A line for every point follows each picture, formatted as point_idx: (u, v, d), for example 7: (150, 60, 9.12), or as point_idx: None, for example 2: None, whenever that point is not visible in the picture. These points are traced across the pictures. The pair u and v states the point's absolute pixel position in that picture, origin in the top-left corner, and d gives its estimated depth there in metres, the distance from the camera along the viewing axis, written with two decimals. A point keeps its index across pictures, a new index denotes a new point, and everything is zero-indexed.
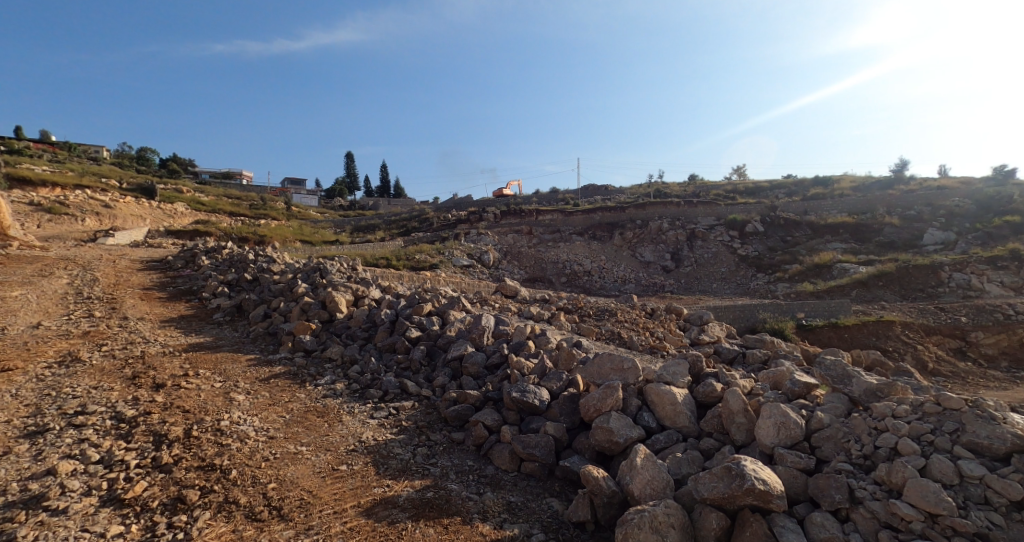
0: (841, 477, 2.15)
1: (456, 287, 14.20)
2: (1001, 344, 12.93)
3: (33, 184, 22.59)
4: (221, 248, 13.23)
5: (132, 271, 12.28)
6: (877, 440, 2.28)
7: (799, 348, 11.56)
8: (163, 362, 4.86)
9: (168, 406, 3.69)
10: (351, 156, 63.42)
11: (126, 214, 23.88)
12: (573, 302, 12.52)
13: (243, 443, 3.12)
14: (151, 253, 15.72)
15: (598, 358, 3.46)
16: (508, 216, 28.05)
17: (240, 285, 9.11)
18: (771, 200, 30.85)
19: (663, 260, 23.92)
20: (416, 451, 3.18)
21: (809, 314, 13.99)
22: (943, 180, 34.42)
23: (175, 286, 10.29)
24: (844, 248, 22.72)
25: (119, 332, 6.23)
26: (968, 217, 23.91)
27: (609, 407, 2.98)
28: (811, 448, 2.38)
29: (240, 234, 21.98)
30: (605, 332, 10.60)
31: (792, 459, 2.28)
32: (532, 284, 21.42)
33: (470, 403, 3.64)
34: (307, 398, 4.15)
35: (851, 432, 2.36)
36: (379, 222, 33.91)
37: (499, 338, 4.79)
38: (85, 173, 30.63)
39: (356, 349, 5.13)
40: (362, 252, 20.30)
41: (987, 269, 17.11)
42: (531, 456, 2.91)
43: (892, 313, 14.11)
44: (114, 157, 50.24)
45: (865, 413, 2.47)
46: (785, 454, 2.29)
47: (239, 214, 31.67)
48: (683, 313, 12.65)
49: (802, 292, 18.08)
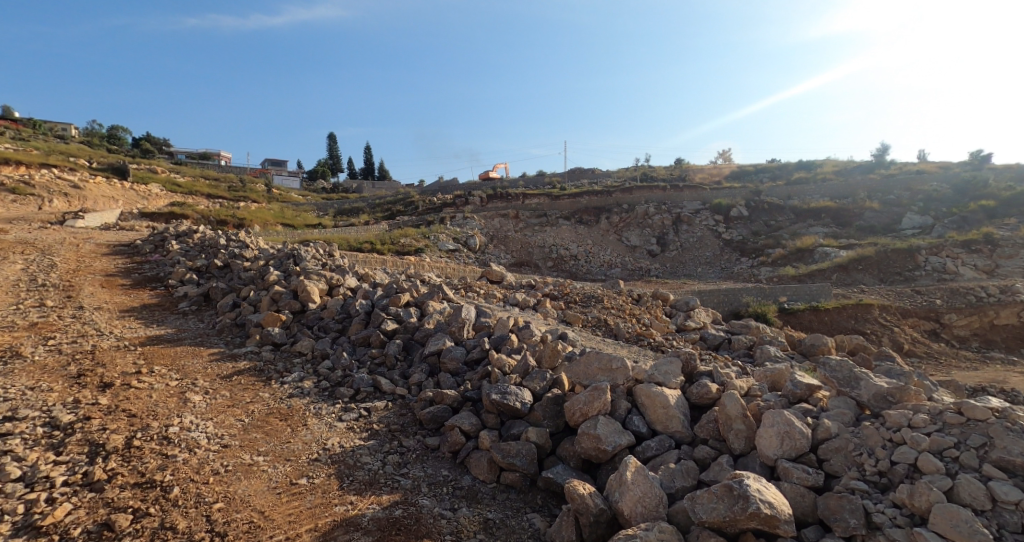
0: (856, 499, 1.95)
1: (440, 273, 13.91)
2: (974, 326, 13.12)
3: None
4: (193, 232, 12.71)
5: (98, 256, 11.74)
6: (893, 455, 2.09)
7: (784, 333, 11.53)
8: (115, 358, 4.51)
9: (112, 410, 3.38)
10: (333, 136, 61.97)
11: (97, 195, 23.04)
12: (559, 288, 12.31)
13: (191, 453, 2.84)
14: (121, 237, 15.09)
15: (585, 355, 3.18)
16: (494, 200, 27.64)
17: (210, 271, 8.72)
18: (756, 185, 30.92)
19: (649, 244, 23.83)
20: (387, 460, 2.92)
21: (791, 298, 14.03)
22: (922, 164, 34.82)
23: (142, 273, 9.81)
24: (826, 232, 22.85)
25: (70, 323, 5.83)
26: (945, 201, 24.18)
27: (596, 411, 2.74)
28: (819, 461, 2.18)
29: (217, 217, 21.33)
30: (591, 318, 10.42)
31: (799, 475, 2.07)
32: (518, 269, 21.19)
33: (447, 403, 3.38)
34: (271, 397, 3.86)
35: (864, 445, 2.17)
36: (362, 205, 33.25)
37: (480, 332, 4.52)
38: (53, 152, 29.41)
39: (328, 343, 4.84)
40: (344, 236, 19.86)
41: (962, 253, 17.31)
42: (511, 466, 2.66)
43: (871, 296, 14.20)
44: (85, 136, 48.38)
45: (879, 423, 2.28)
46: (791, 470, 2.08)
47: (216, 196, 30.78)
48: (669, 299, 12.57)
49: (784, 276, 18.15)
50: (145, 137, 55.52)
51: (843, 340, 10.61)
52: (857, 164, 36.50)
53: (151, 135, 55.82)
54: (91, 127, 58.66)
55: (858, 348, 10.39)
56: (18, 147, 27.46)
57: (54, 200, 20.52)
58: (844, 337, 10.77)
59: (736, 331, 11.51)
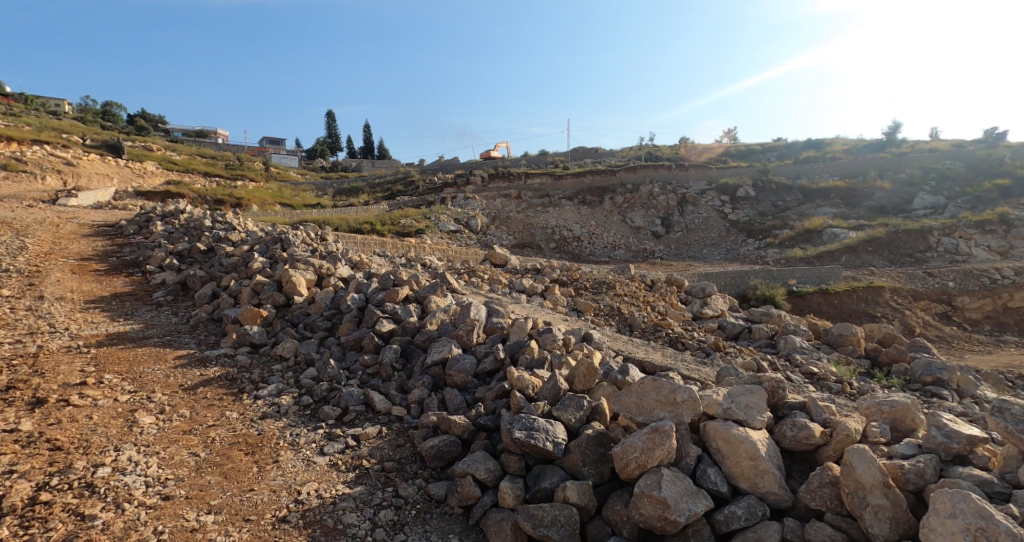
0: None
1: (441, 255, 13.23)
2: (986, 309, 12.54)
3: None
4: (180, 212, 11.94)
5: (78, 238, 11.00)
6: None
7: (805, 321, 10.83)
8: (59, 364, 3.80)
9: (32, 440, 2.67)
10: (332, 114, 60.62)
11: (91, 172, 22.19)
12: (567, 273, 11.58)
13: (118, 512, 2.13)
14: (108, 217, 14.32)
15: (637, 382, 2.41)
16: (496, 179, 26.69)
17: (193, 256, 8.01)
18: (764, 165, 29.96)
19: (654, 225, 23.01)
20: (377, 519, 2.24)
21: (800, 281, 13.36)
22: (933, 142, 33.77)
23: (120, 257, 9.08)
24: (835, 213, 22.04)
25: (23, 317, 5.11)
26: (958, 179, 23.28)
27: (657, 461, 2.02)
28: None
29: (214, 196, 20.54)
30: (604, 306, 9.76)
31: None
32: (521, 250, 20.47)
33: (454, 434, 2.70)
34: (239, 419, 3.15)
35: None
36: (362, 185, 32.31)
37: (492, 335, 3.84)
38: (45, 128, 28.36)
39: (315, 346, 4.18)
40: (344, 216, 19.10)
41: (976, 233, 16.54)
42: (545, 538, 1.99)
43: (882, 279, 13.54)
44: (78, 113, 47.06)
45: None
46: None
47: (213, 174, 29.87)
48: (684, 285, 11.90)
49: (792, 257, 17.41)
50: (140, 115, 54.14)
51: (871, 329, 9.87)
52: (867, 143, 35.32)
53: (146, 112, 54.50)
54: (84, 103, 57.26)
55: (888, 338, 9.64)
56: (9, 123, 26.45)
57: (47, 177, 19.72)
58: (871, 326, 10.07)
59: (755, 320, 10.80)
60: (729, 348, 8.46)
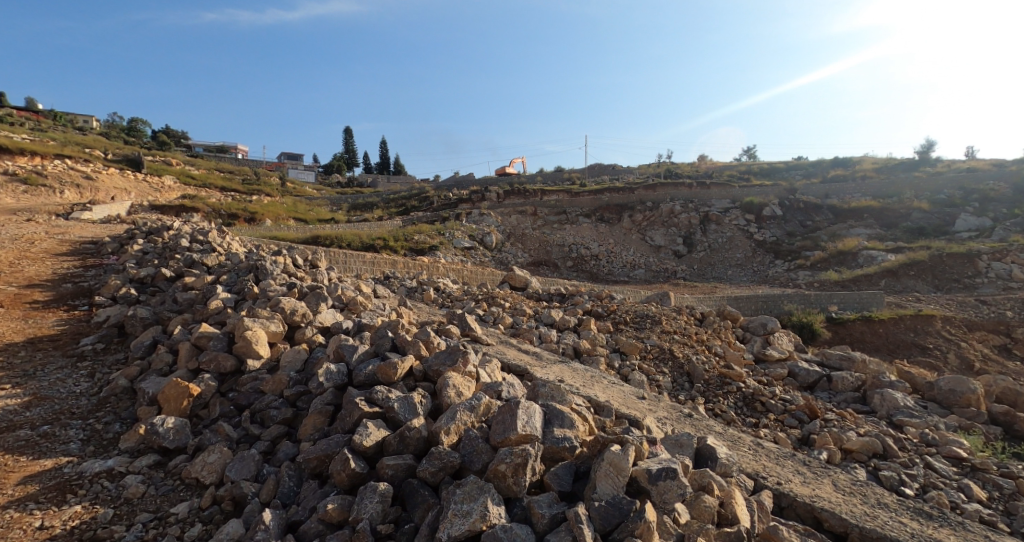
0: None
1: (454, 277, 11.62)
2: None
3: (10, 152, 19.80)
4: (167, 228, 10.48)
5: (47, 257, 9.54)
6: None
7: (892, 368, 8.84)
8: None
9: None
10: (349, 131, 60.17)
11: (109, 186, 21.04)
12: (600, 303, 9.75)
13: None
14: (101, 232, 12.95)
15: None
16: (511, 196, 25.11)
17: (155, 284, 6.43)
18: (791, 183, 28.01)
19: (675, 244, 21.21)
20: None
21: (841, 307, 11.43)
22: (969, 162, 31.37)
23: (78, 283, 7.54)
24: (870, 234, 20.07)
25: None
26: (1003, 201, 21.11)
27: None
28: None
29: (228, 209, 19.30)
30: (651, 347, 7.93)
31: None
32: (535, 268, 18.77)
33: None
34: None
35: None
36: (376, 200, 31.05)
37: (558, 471, 2.14)
38: (70, 142, 27.75)
39: (253, 467, 2.50)
40: (357, 231, 17.67)
41: None
42: None
43: (931, 307, 11.54)
44: (107, 129, 46.78)
45: None
46: None
47: (229, 188, 28.75)
48: (739, 319, 10.02)
49: (825, 281, 15.46)
50: (165, 131, 54.28)
51: (985, 383, 7.88)
52: (897, 162, 33.09)
53: (171, 128, 54.63)
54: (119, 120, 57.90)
55: (1011, 396, 7.60)
56: (33, 137, 25.78)
57: (66, 190, 18.59)
58: (980, 378, 8.09)
59: (833, 365, 8.69)
60: (827, 414, 6.54)
